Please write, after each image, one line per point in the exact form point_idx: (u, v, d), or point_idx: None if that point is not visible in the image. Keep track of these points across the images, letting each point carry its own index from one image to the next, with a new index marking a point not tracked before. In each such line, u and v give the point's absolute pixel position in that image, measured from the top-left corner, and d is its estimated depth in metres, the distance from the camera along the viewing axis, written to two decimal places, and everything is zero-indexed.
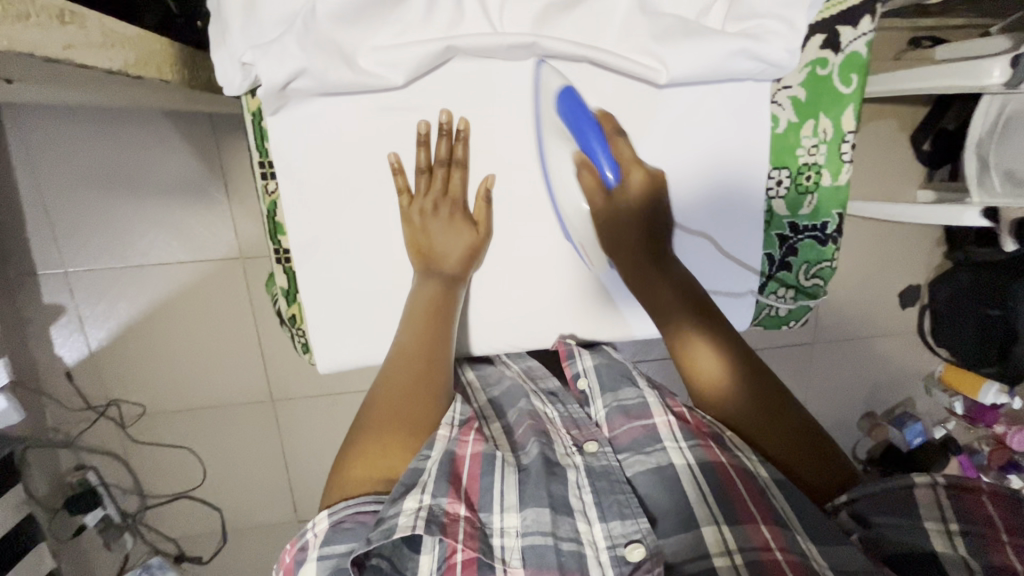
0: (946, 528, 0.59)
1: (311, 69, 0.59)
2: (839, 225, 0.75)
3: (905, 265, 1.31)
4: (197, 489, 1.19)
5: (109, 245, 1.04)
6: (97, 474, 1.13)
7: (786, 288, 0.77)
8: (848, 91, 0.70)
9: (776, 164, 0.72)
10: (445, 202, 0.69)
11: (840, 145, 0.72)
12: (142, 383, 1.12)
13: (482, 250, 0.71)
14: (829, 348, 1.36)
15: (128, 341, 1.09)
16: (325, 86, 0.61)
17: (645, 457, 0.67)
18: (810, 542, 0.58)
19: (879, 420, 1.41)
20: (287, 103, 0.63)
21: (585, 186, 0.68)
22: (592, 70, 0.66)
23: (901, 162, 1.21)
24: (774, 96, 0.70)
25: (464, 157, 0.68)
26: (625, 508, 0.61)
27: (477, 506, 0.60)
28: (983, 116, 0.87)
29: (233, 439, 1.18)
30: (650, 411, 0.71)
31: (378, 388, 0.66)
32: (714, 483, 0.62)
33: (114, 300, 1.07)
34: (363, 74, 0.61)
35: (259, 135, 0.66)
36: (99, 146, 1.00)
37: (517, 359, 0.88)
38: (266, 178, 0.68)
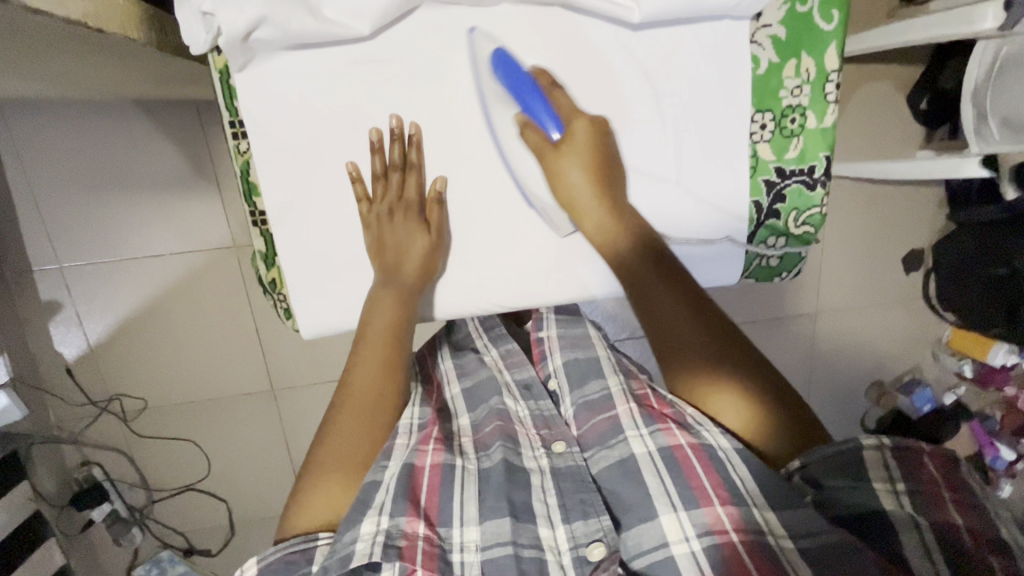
0: (893, 487, 0.57)
1: (272, 18, 0.56)
2: (827, 168, 0.72)
3: (909, 229, 1.29)
4: (202, 482, 1.19)
5: (103, 240, 1.04)
6: (102, 470, 1.14)
7: (775, 238, 0.74)
8: (830, 28, 0.68)
9: (758, 107, 0.69)
10: (400, 206, 0.67)
11: (823, 85, 0.69)
12: (141, 377, 1.12)
13: (440, 252, 0.69)
14: (833, 317, 1.34)
15: (127, 335, 1.09)
16: (289, 36, 0.57)
17: (609, 450, 0.66)
18: (769, 511, 0.56)
19: (887, 388, 1.39)
20: (255, 56, 0.59)
21: (529, 144, 0.64)
22: (562, 14, 0.63)
23: (900, 122, 1.18)
24: (753, 36, 0.67)
25: (418, 162, 0.65)
26: (588, 506, 0.62)
27: (436, 521, 0.61)
28: (978, 62, 0.84)
29: (234, 430, 1.18)
30: (613, 402, 0.71)
31: (339, 416, 0.66)
32: (671, 468, 0.61)
33: (111, 295, 1.07)
34: (328, 23, 0.57)
35: (228, 94, 0.63)
36: (86, 140, 1.00)
37: (499, 344, 0.87)
38: (237, 139, 0.66)
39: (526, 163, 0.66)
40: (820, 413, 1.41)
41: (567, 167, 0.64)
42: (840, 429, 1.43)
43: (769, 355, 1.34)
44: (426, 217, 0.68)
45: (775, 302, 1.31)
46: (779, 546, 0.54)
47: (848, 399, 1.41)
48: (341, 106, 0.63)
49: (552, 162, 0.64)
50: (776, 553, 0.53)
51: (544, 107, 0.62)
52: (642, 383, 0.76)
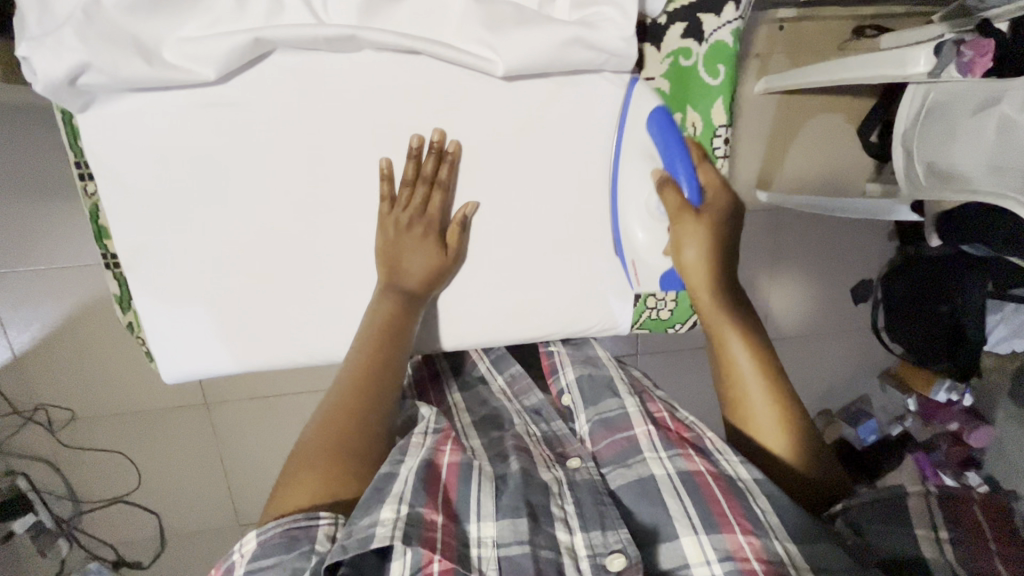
0: (936, 535, 0.58)
1: (97, 64, 0.58)
2: None
3: (856, 260, 1.28)
4: (132, 494, 1.17)
5: (24, 250, 1.01)
6: (27, 481, 1.11)
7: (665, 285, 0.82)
8: (716, 83, 0.75)
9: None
10: (422, 219, 0.70)
11: (711, 137, 0.77)
12: (62, 390, 1.09)
13: (446, 273, 0.73)
14: (780, 346, 1.33)
15: (52, 348, 1.07)
16: (119, 81, 0.60)
17: (627, 469, 0.68)
18: (791, 543, 0.58)
19: (833, 417, 1.37)
20: (94, 100, 0.62)
21: (669, 204, 0.69)
22: (432, 63, 0.67)
23: (846, 154, 1.18)
24: (638, 88, 0.74)
25: (448, 177, 0.70)
26: (607, 517, 0.62)
27: (456, 515, 0.60)
28: (908, 108, 0.85)
29: (164, 444, 1.15)
30: (630, 422, 0.72)
31: (330, 406, 0.63)
32: (692, 490, 0.63)
33: (34, 304, 1.04)
34: (166, 69, 0.60)
35: (72, 135, 0.67)
36: (3, 147, 0.96)
37: (502, 368, 0.90)
38: (84, 180, 0.70)
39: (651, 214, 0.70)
40: None
41: (698, 232, 0.69)
42: None
43: None
44: (445, 235, 0.72)
45: None
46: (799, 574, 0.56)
47: None
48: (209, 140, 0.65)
49: (687, 223, 0.69)
50: None
51: (686, 166, 0.69)
52: (657, 404, 0.78)
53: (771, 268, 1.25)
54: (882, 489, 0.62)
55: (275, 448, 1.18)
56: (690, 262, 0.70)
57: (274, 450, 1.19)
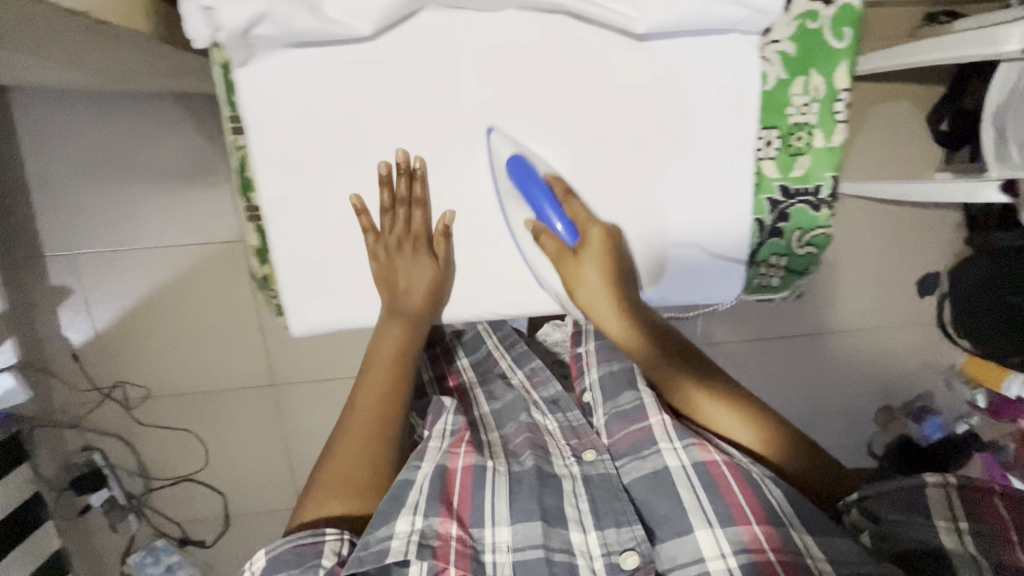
0: (956, 526, 0.60)
1: (272, 15, 0.56)
2: (832, 188, 0.72)
3: (921, 253, 1.25)
4: (200, 473, 1.20)
5: (114, 229, 1.05)
6: (103, 456, 1.15)
7: (777, 256, 0.73)
8: (841, 46, 0.66)
9: (766, 123, 0.68)
10: (409, 239, 0.70)
11: (832, 104, 0.68)
12: (142, 365, 1.13)
13: (445, 284, 0.73)
14: (842, 339, 1.31)
15: (138, 324, 1.11)
16: (289, 34, 0.58)
17: (642, 461, 0.71)
18: (807, 534, 0.61)
19: (896, 413, 1.33)
20: (254, 54, 0.61)
21: (546, 251, 0.68)
22: (568, 22, 0.62)
23: (917, 142, 1.16)
24: (762, 52, 0.65)
25: (423, 194, 0.68)
26: (622, 515, 0.66)
27: (469, 523, 0.66)
28: (999, 84, 0.84)
29: (230, 424, 1.18)
30: (645, 412, 0.75)
31: (347, 430, 0.70)
32: (705, 482, 0.66)
33: (120, 283, 1.08)
34: (328, 23, 0.58)
35: (228, 89, 0.65)
36: (107, 129, 1.01)
37: (523, 364, 0.92)
38: (237, 134, 0.68)
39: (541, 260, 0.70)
40: (827, 437, 1.37)
41: (580, 273, 0.68)
42: (846, 453, 1.39)
43: (772, 373, 1.31)
44: (433, 245, 0.71)
45: (783, 318, 1.28)
46: (815, 564, 0.59)
47: (857, 424, 1.37)
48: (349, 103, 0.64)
49: (570, 267, 0.67)
50: (810, 570, 0.58)
51: (553, 208, 0.65)
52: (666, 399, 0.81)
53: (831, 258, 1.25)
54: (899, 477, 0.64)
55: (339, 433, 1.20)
56: (585, 301, 0.70)
57: None
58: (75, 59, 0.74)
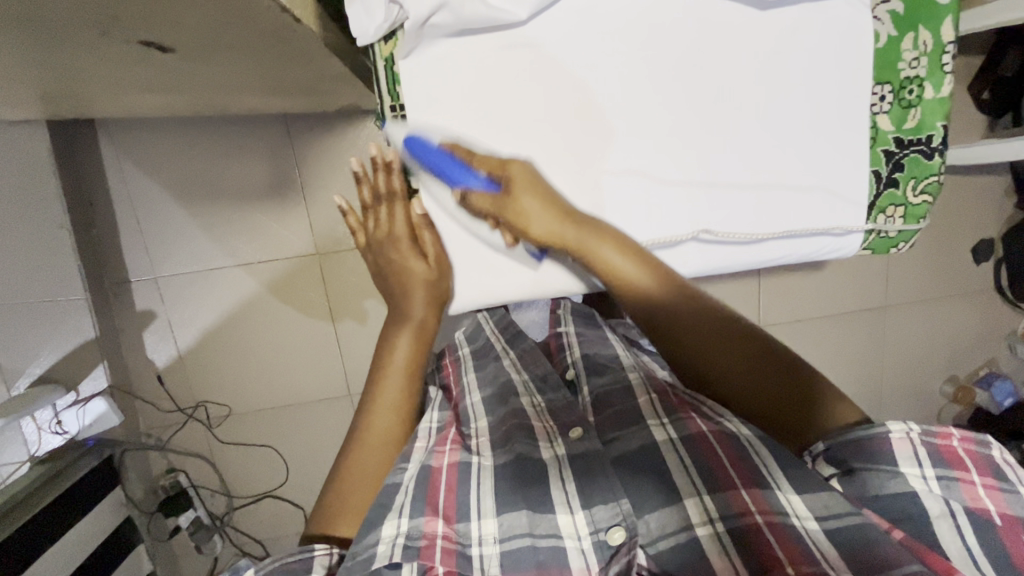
0: (923, 472, 0.53)
1: (449, 4, 0.57)
2: (943, 138, 0.70)
3: (975, 220, 1.28)
4: (280, 489, 1.21)
5: (196, 250, 1.09)
6: (186, 477, 1.16)
7: (894, 207, 0.72)
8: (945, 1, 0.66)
9: (879, 79, 0.67)
10: (395, 233, 0.75)
11: (941, 55, 0.67)
12: (226, 382, 1.15)
13: (438, 271, 0.74)
14: (904, 311, 1.32)
15: (222, 343, 1.13)
16: (461, 22, 0.58)
17: (630, 438, 0.69)
18: (792, 493, 0.57)
19: (964, 383, 1.36)
20: (420, 43, 0.61)
21: (485, 210, 0.64)
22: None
23: (962, 112, 1.19)
24: (874, 12, 0.66)
25: (399, 184, 0.73)
26: (607, 493, 0.63)
27: (455, 518, 0.63)
28: None
29: (309, 436, 1.20)
30: (634, 394, 0.76)
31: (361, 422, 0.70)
32: (694, 453, 0.64)
33: (201, 303, 1.11)
34: (494, 9, 0.58)
35: (391, 81, 0.64)
36: (187, 155, 1.06)
37: (516, 344, 0.91)
38: (397, 120, 0.65)
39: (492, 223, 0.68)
40: (896, 412, 1.37)
41: (526, 209, 0.63)
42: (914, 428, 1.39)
43: (835, 351, 1.32)
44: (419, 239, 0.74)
45: (845, 295, 1.30)
46: (800, 522, 0.54)
47: (925, 397, 1.38)
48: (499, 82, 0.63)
49: (510, 209, 0.63)
50: (800, 534, 0.54)
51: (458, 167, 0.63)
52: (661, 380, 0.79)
53: None
54: (859, 427, 0.54)
55: None
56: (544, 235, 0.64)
57: None
58: (185, 91, 0.79)
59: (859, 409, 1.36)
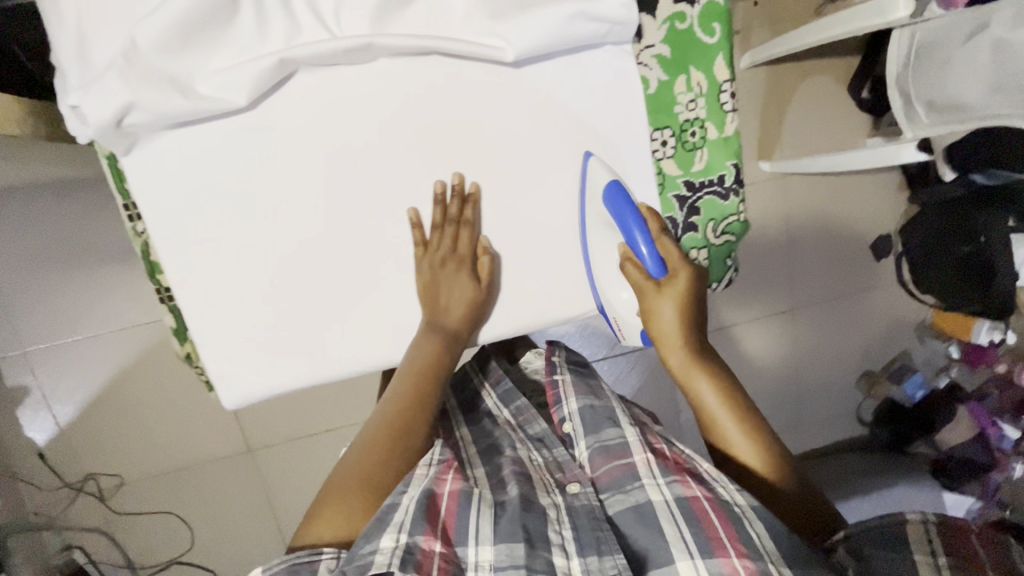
0: (935, 560, 0.51)
1: (141, 102, 0.51)
2: (737, 175, 0.69)
3: (870, 216, 1.28)
4: (185, 555, 1.17)
5: (64, 320, 1.04)
6: (83, 553, 1.12)
7: (696, 250, 0.70)
8: (713, 41, 0.64)
9: (656, 125, 0.66)
10: (455, 257, 0.62)
11: (718, 95, 0.66)
12: (115, 452, 1.10)
13: (483, 303, 0.64)
14: (813, 312, 1.31)
15: (106, 413, 1.09)
16: (166, 119, 0.52)
17: (625, 495, 0.60)
18: (789, 573, 0.52)
19: (877, 377, 1.37)
20: (135, 140, 0.54)
21: (629, 279, 0.61)
22: (443, 61, 0.58)
23: (847, 111, 1.18)
24: (637, 58, 0.64)
25: (474, 217, 0.62)
26: (602, 543, 0.55)
27: (453, 541, 0.55)
28: (898, 46, 0.81)
29: (212, 496, 1.15)
30: (631, 449, 0.64)
31: (366, 436, 0.61)
32: (691, 516, 0.56)
33: (78, 373, 1.06)
34: (203, 102, 0.52)
35: (119, 177, 0.60)
36: (44, 224, 1.01)
37: (509, 401, 0.80)
38: (133, 220, 0.61)
39: (619, 286, 0.64)
40: (816, 412, 1.37)
41: (662, 307, 0.60)
42: (835, 425, 1.39)
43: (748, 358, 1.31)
44: (477, 267, 0.64)
45: (753, 301, 1.28)
46: None
47: (840, 394, 1.38)
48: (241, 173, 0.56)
49: (649, 298, 0.60)
50: None
51: (647, 240, 0.59)
52: (654, 433, 0.70)
53: (786, 238, 1.26)
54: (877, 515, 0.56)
55: None
56: (663, 329, 0.61)
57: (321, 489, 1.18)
58: None
59: (779, 413, 1.36)
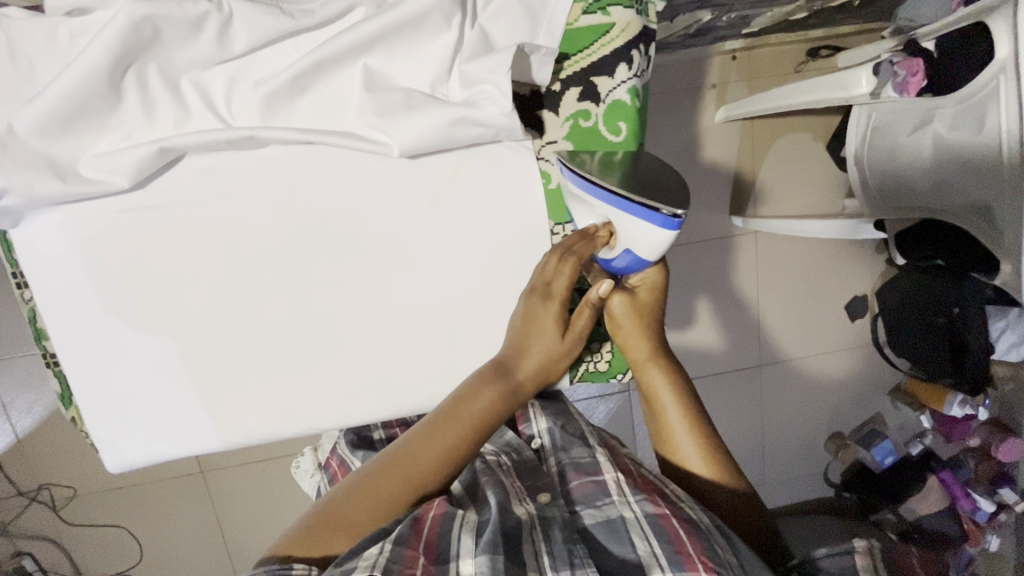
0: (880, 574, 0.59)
1: (15, 188, 0.57)
2: None
3: (845, 280, 1.25)
4: (136, 568, 1.19)
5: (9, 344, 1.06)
6: (32, 560, 1.14)
7: (600, 342, 0.74)
8: (618, 140, 0.65)
9: (557, 220, 0.67)
10: (543, 292, 0.62)
11: None
12: (65, 468, 1.12)
13: (557, 361, 0.65)
14: (778, 371, 1.28)
15: (48, 435, 1.10)
16: (38, 200, 0.58)
17: (596, 509, 0.61)
18: None
19: (847, 439, 1.33)
20: (23, 216, 0.60)
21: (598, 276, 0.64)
22: (336, 151, 0.62)
23: (824, 172, 1.14)
24: (539, 152, 0.66)
25: (586, 252, 0.62)
26: (575, 555, 0.55)
27: (437, 557, 0.51)
28: (856, 127, 0.83)
29: (161, 515, 1.16)
30: (600, 468, 0.65)
31: (407, 456, 0.58)
32: (661, 538, 0.56)
33: (20, 399, 1.08)
34: (81, 184, 0.59)
35: (9, 247, 0.65)
36: None
37: None
38: (21, 288, 0.65)
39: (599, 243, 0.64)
40: (780, 468, 1.35)
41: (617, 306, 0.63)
42: (798, 486, 1.38)
43: (713, 411, 1.28)
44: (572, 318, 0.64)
45: (718, 357, 1.25)
46: None
47: (804, 454, 1.36)
48: (136, 242, 0.62)
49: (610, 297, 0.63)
50: None
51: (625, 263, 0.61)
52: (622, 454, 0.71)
53: (755, 294, 1.23)
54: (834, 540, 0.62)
55: (275, 520, 1.18)
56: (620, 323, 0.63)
57: (270, 512, 1.18)
58: None
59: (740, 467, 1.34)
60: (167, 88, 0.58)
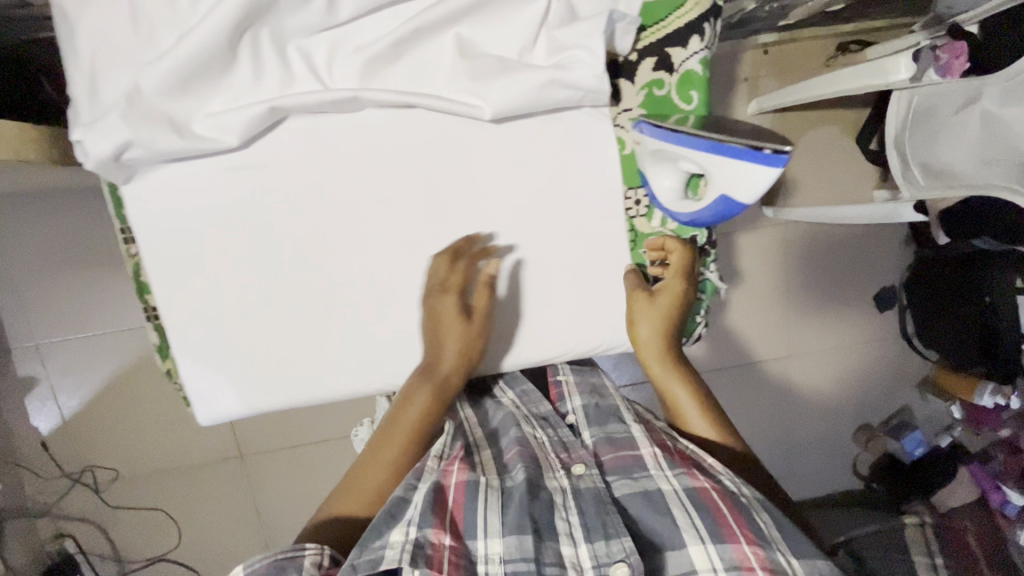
0: None
1: (139, 141, 0.60)
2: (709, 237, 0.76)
3: (871, 270, 1.27)
4: (173, 552, 1.19)
5: (76, 317, 1.09)
6: (75, 542, 1.16)
7: None
8: (690, 107, 0.70)
9: (629, 184, 0.73)
10: (450, 290, 0.68)
11: None
12: (116, 445, 1.14)
13: (473, 345, 0.68)
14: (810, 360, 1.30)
15: (104, 410, 1.13)
16: (160, 153, 0.61)
17: (632, 480, 0.61)
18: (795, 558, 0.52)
19: (875, 431, 1.32)
20: (133, 172, 0.63)
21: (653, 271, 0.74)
22: (428, 115, 0.66)
23: (854, 161, 1.18)
24: (616, 119, 0.71)
25: (461, 247, 0.68)
26: (610, 526, 0.54)
27: (463, 534, 0.55)
28: (896, 111, 0.86)
29: (202, 497, 1.18)
30: (637, 442, 0.65)
31: (377, 452, 0.63)
32: (699, 510, 0.56)
33: (81, 373, 1.11)
34: (197, 139, 0.62)
35: (117, 204, 0.68)
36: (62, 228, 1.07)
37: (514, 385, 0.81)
38: (128, 243, 0.70)
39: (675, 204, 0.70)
40: (809, 463, 1.35)
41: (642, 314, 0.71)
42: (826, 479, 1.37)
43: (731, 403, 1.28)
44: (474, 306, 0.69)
45: (750, 345, 1.26)
46: None
47: (836, 451, 1.35)
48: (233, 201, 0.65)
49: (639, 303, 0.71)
50: None
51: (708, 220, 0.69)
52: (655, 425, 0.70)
53: (780, 286, 1.24)
54: None
55: (311, 506, 1.20)
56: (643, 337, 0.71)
57: (307, 497, 1.20)
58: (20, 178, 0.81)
59: (769, 463, 1.33)
60: (276, 52, 0.62)
